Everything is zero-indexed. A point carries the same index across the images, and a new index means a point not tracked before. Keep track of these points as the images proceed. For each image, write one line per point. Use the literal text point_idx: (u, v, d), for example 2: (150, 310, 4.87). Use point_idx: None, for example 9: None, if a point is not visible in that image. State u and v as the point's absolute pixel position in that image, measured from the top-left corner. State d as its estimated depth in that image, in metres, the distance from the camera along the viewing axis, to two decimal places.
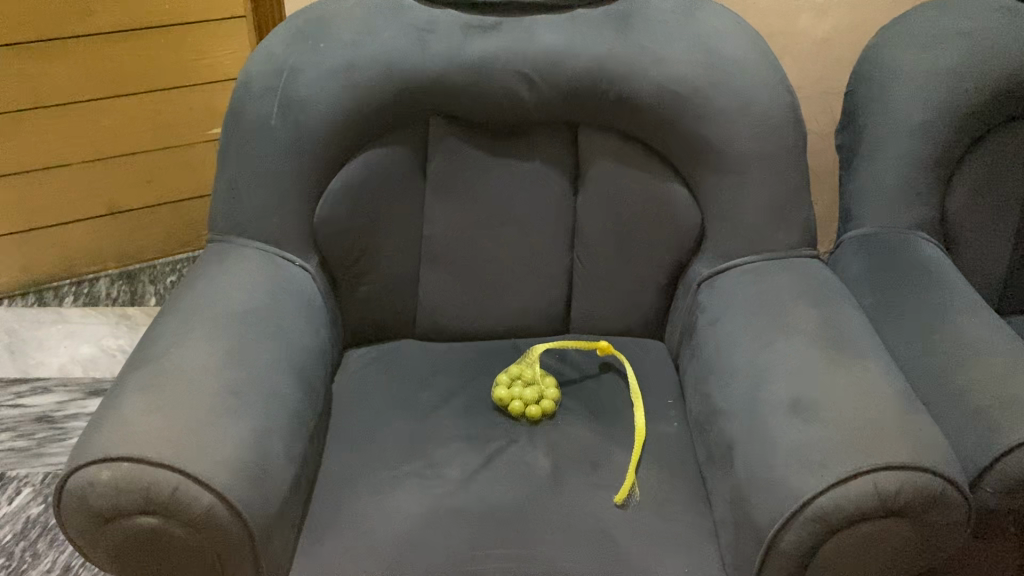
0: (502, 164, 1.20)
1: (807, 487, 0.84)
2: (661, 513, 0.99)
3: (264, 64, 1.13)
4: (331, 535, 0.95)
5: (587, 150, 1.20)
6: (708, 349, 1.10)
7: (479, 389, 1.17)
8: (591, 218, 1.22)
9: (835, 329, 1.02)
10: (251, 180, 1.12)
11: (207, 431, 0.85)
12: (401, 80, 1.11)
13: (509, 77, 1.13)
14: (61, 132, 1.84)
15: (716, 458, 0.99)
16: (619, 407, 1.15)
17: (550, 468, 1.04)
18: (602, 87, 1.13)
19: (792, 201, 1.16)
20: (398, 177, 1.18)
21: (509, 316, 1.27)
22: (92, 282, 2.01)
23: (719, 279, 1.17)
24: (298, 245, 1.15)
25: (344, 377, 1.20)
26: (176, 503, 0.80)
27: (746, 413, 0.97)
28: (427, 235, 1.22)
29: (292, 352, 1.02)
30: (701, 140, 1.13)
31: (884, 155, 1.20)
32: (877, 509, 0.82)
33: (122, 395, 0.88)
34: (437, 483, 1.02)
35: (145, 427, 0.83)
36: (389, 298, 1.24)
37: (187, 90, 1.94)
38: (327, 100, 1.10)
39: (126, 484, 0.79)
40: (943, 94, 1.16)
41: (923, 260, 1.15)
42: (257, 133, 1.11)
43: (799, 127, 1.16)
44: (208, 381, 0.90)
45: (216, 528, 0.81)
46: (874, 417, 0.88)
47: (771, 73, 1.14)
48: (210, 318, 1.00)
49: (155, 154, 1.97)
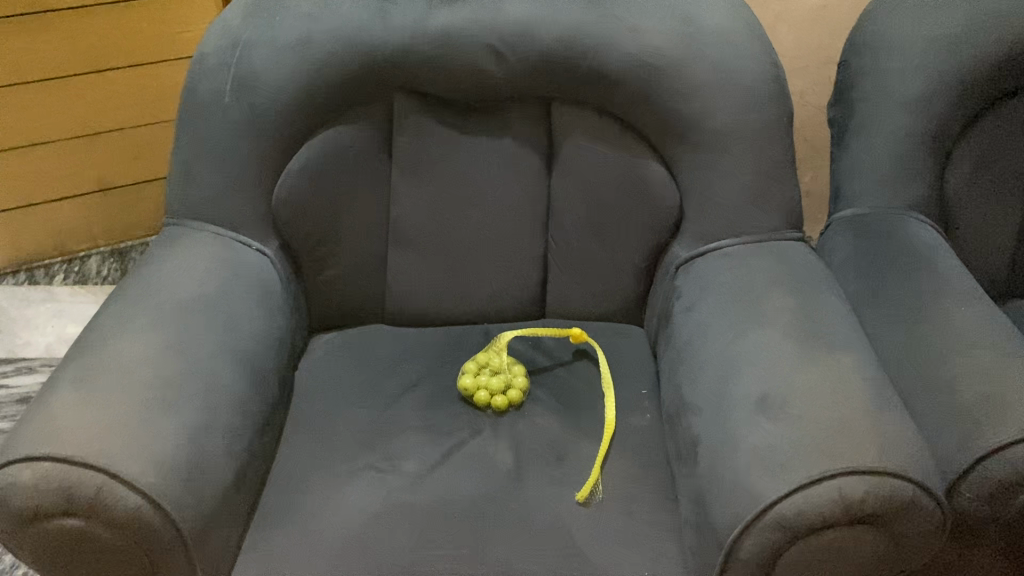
0: (470, 141, 1.14)
1: (768, 490, 0.79)
2: (625, 512, 0.94)
3: (219, 38, 1.08)
4: (278, 532, 0.91)
5: (560, 126, 1.14)
6: (682, 337, 1.04)
7: (446, 378, 1.13)
8: (565, 199, 1.16)
9: (812, 319, 0.96)
10: (206, 160, 1.08)
11: (136, 428, 0.81)
12: (360, 55, 1.06)
13: (476, 50, 1.07)
14: (45, 107, 1.80)
15: (684, 454, 0.94)
16: (590, 396, 1.10)
17: (512, 461, 1.00)
18: (573, 60, 1.07)
19: (775, 181, 1.09)
20: (361, 156, 1.12)
21: (481, 300, 1.22)
22: (83, 260, 2.00)
23: (697, 264, 1.11)
24: (256, 228, 1.11)
25: (307, 365, 1.15)
26: (100, 505, 0.76)
27: (713, 409, 0.91)
28: (394, 217, 1.17)
29: (241, 341, 0.98)
30: (677, 116, 1.07)
31: (876, 131, 1.13)
32: (840, 518, 0.76)
33: (53, 390, 0.84)
34: (393, 477, 0.98)
35: (71, 424, 0.79)
36: (355, 282, 1.19)
37: (172, 63, 1.89)
38: (283, 77, 1.05)
39: (47, 484, 0.76)
40: (942, 63, 1.09)
41: (915, 243, 1.08)
42: (211, 111, 1.07)
43: (784, 99, 1.09)
44: (143, 374, 0.87)
45: (143, 529, 0.77)
46: (844, 416, 0.82)
47: (753, 42, 1.07)
48: (153, 307, 0.96)
49: (141, 129, 1.93)
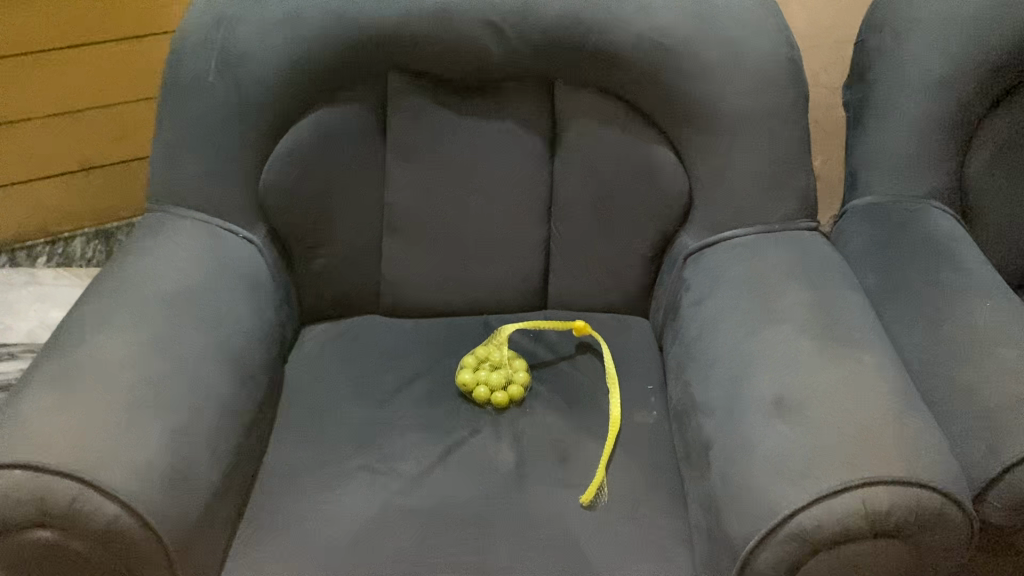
0: (469, 124, 1.08)
1: (787, 500, 0.74)
2: (632, 517, 0.90)
3: (203, 13, 1.02)
4: (269, 539, 0.87)
5: (564, 108, 1.08)
6: (691, 332, 1.00)
7: (443, 372, 1.08)
8: (569, 185, 1.11)
9: (829, 314, 0.91)
10: (189, 144, 1.02)
11: (115, 434, 0.76)
12: (353, 31, 1.00)
13: (476, 27, 1.01)
14: (23, 83, 1.67)
15: (695, 455, 0.90)
16: (595, 392, 1.05)
17: (513, 462, 0.95)
18: (579, 38, 1.01)
19: (789, 168, 1.04)
20: (354, 139, 1.07)
21: (481, 290, 1.16)
22: (67, 240, 1.90)
23: (707, 255, 1.06)
24: (243, 215, 1.05)
25: (297, 358, 1.10)
26: (76, 516, 0.71)
27: (726, 410, 0.87)
28: (389, 204, 1.11)
29: (227, 337, 0.93)
30: (688, 99, 1.02)
31: (894, 116, 1.07)
32: (864, 530, 0.72)
33: (27, 391, 0.79)
34: (388, 479, 0.93)
35: (45, 429, 0.74)
36: (348, 271, 1.14)
37: (160, 38, 1.76)
38: (272, 56, 1.00)
39: (18, 495, 0.71)
40: (965, 44, 1.04)
41: (935, 234, 1.03)
42: (195, 91, 1.01)
43: (800, 81, 1.03)
44: (123, 374, 0.81)
45: (123, 541, 0.73)
46: (867, 420, 0.78)
47: (767, 21, 1.02)
48: (134, 301, 0.90)
49: (128, 107, 1.81)
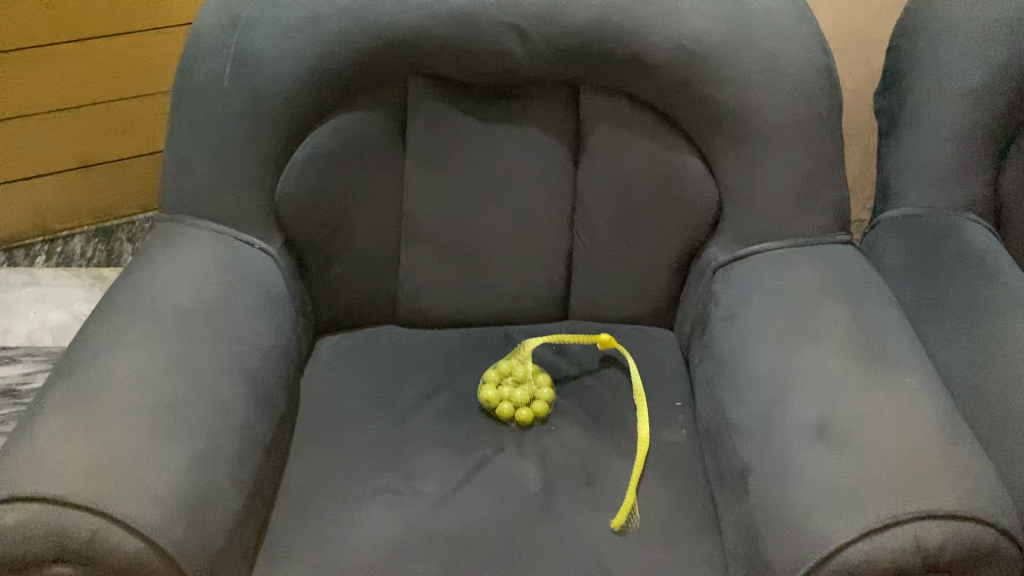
0: (492, 131, 1.05)
1: (835, 534, 0.72)
2: (664, 541, 0.87)
3: (217, 15, 0.98)
4: (290, 565, 0.84)
5: (590, 115, 1.05)
6: (723, 348, 0.97)
7: (464, 387, 1.05)
8: (594, 194, 1.07)
9: (868, 334, 0.88)
10: (203, 151, 0.98)
11: (133, 463, 0.73)
12: (373, 35, 0.97)
13: (501, 31, 0.97)
14: (20, 78, 1.62)
15: (730, 479, 0.87)
16: (621, 408, 1.02)
17: (540, 483, 0.93)
18: (607, 43, 0.98)
19: (823, 179, 1.01)
20: (373, 146, 1.03)
21: (501, 301, 1.13)
22: (65, 239, 1.84)
23: (737, 268, 1.03)
24: (258, 225, 1.01)
25: (313, 371, 1.07)
26: (97, 552, 0.68)
27: (764, 433, 0.84)
28: (409, 212, 1.08)
29: (244, 353, 0.90)
30: (719, 107, 0.99)
31: (930, 125, 1.04)
32: (916, 566, 0.70)
33: (40, 416, 0.75)
34: (412, 501, 0.90)
35: (61, 458, 0.71)
36: (365, 281, 1.10)
37: (160, 32, 1.71)
38: (289, 61, 0.96)
39: (34, 530, 0.68)
40: (1004, 52, 1.01)
41: (973, 248, 1.00)
42: (210, 97, 0.97)
43: (834, 89, 1.00)
44: (140, 397, 0.78)
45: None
46: (916, 449, 0.75)
47: (801, 28, 0.99)
48: (149, 317, 0.87)
49: (127, 102, 1.75)
